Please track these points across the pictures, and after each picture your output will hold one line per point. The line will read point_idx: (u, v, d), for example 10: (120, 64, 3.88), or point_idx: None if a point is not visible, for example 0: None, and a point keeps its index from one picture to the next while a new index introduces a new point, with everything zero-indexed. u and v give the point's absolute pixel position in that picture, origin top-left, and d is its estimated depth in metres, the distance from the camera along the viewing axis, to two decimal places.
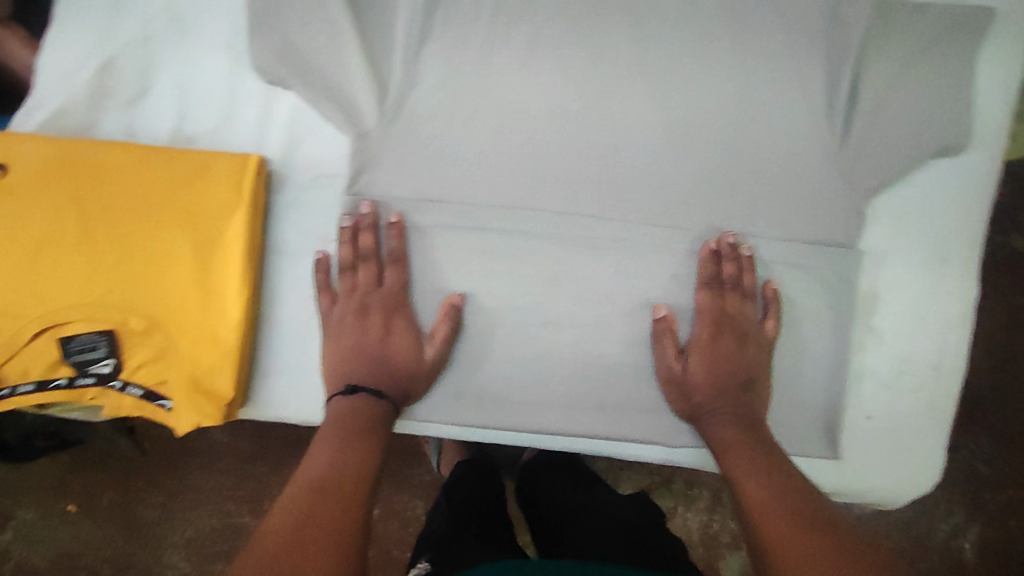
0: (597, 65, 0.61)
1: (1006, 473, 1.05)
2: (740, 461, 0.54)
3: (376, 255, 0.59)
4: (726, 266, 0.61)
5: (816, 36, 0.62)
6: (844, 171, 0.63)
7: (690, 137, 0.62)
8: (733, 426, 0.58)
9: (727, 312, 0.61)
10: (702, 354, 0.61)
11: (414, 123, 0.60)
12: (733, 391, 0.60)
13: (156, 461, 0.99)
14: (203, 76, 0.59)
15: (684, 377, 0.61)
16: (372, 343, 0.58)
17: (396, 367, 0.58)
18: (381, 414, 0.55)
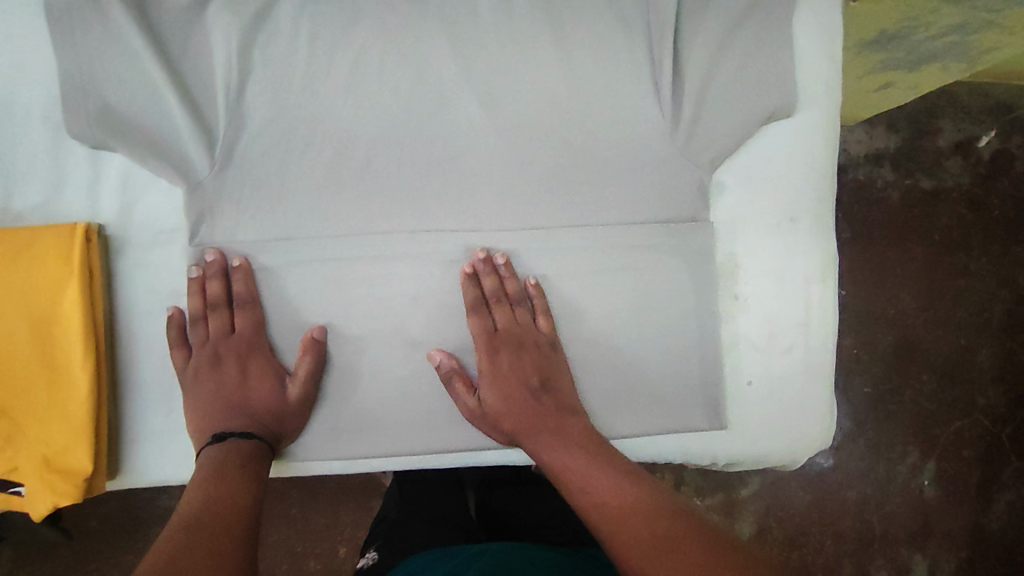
0: (422, 81, 0.61)
1: (950, 409, 1.10)
2: (544, 451, 0.58)
3: (224, 303, 0.59)
4: (484, 282, 0.61)
5: (633, 20, 0.63)
6: (683, 148, 0.63)
7: (526, 138, 0.63)
8: (558, 441, 0.59)
9: (501, 327, 0.62)
10: (489, 382, 0.61)
11: (249, 165, 0.60)
12: (528, 403, 0.61)
13: (103, 540, 0.98)
14: (23, 150, 0.59)
15: (483, 411, 0.61)
16: (233, 390, 0.59)
17: (260, 410, 0.59)
18: (255, 454, 0.56)
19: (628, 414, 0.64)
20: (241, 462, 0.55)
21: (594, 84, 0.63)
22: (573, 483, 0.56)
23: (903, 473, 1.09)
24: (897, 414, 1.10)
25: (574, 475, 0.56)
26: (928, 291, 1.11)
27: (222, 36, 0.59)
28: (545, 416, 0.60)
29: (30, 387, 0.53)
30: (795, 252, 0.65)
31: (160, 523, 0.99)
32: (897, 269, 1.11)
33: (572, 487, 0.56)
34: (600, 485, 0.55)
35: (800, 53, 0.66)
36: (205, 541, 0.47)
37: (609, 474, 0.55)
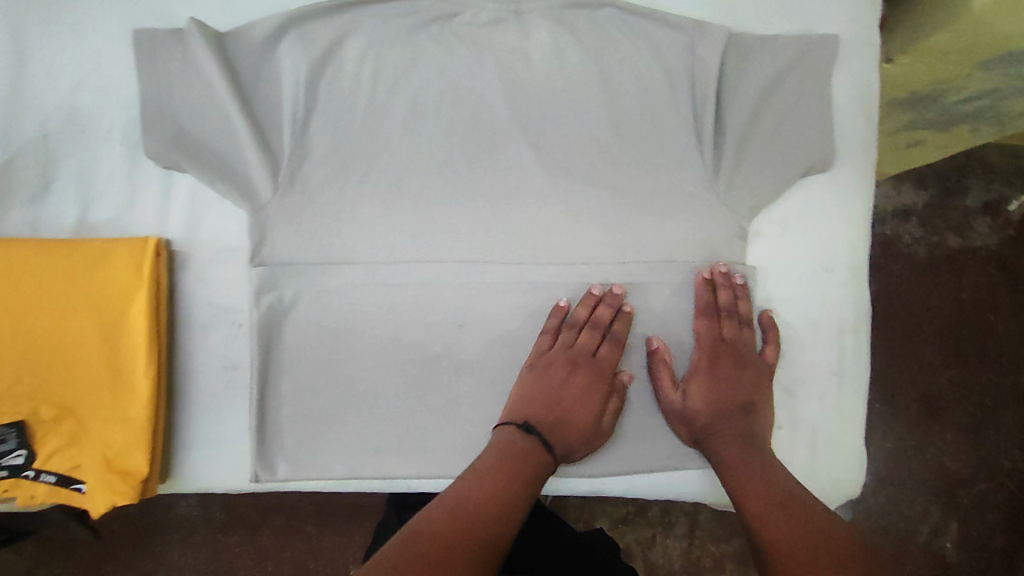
0: (477, 121, 0.65)
1: (976, 469, 1.09)
2: (739, 479, 0.58)
3: (602, 326, 0.64)
4: (722, 292, 0.65)
5: (677, 74, 0.66)
6: (721, 196, 0.66)
7: (572, 178, 0.66)
8: (740, 447, 0.61)
9: (727, 338, 0.65)
10: (699, 381, 0.64)
11: (310, 191, 0.63)
12: (732, 414, 0.63)
13: (120, 545, 1.01)
14: (101, 167, 0.63)
15: (684, 405, 0.64)
16: (568, 399, 0.63)
17: (568, 432, 0.62)
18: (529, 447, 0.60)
19: (660, 451, 0.66)
20: (522, 457, 0.59)
21: (639, 132, 0.66)
22: (745, 488, 0.58)
23: (925, 533, 1.08)
24: (919, 472, 1.09)
25: (738, 474, 0.59)
26: (955, 348, 1.11)
27: (291, 71, 0.64)
28: (726, 425, 0.62)
29: (95, 391, 0.56)
30: (835, 302, 0.67)
31: (176, 531, 1.01)
32: (924, 326, 1.11)
33: (733, 475, 0.59)
34: (751, 483, 0.58)
35: (837, 111, 0.69)
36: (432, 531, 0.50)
37: (761, 469, 0.58)
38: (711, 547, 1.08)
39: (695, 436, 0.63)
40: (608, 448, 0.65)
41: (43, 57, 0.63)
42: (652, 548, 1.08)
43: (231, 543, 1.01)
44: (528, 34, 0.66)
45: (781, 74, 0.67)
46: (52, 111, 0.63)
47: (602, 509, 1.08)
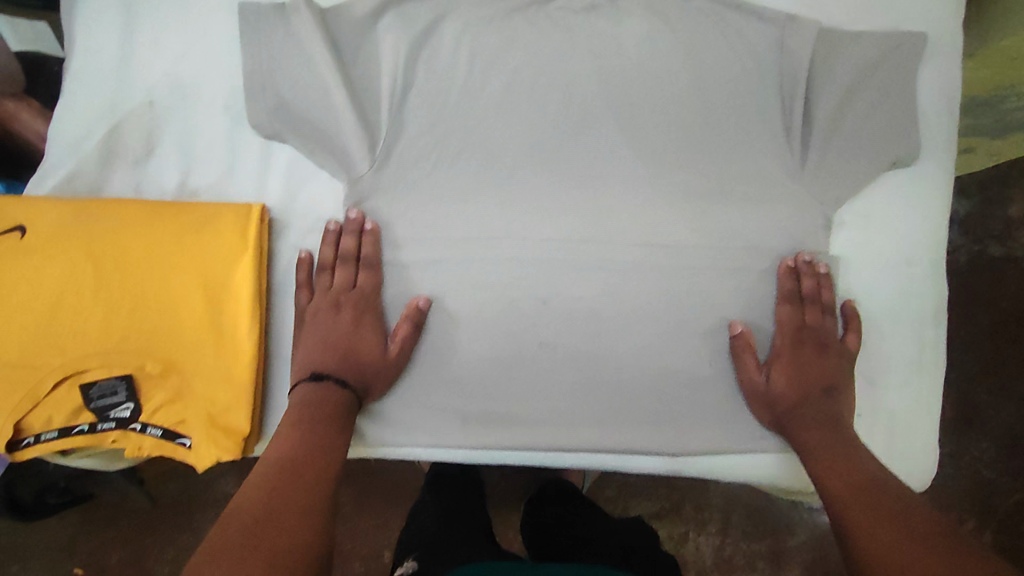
0: (568, 104, 0.67)
1: (1015, 480, 1.08)
2: (821, 463, 0.58)
3: (353, 257, 0.63)
4: (805, 281, 0.66)
5: (766, 66, 0.67)
6: (806, 185, 0.67)
7: (659, 163, 0.67)
8: (829, 433, 0.61)
9: (810, 324, 0.66)
10: (782, 365, 0.65)
11: (404, 166, 0.65)
12: (818, 399, 0.63)
13: (166, 515, 1.02)
14: (204, 134, 0.64)
15: (768, 390, 0.64)
16: (343, 334, 0.62)
17: (362, 362, 0.62)
18: (336, 399, 0.59)
19: (735, 434, 0.67)
20: (312, 411, 0.58)
21: (726, 120, 0.67)
22: (829, 472, 0.57)
23: None
24: (954, 479, 1.10)
25: (824, 458, 0.59)
26: (996, 358, 1.11)
27: (389, 48, 0.65)
28: (803, 413, 0.63)
29: (199, 348, 0.57)
30: (911, 296, 0.68)
31: (215, 507, 1.02)
32: (968, 333, 1.12)
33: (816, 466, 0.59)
34: (828, 470, 0.57)
35: (921, 108, 0.70)
36: (249, 505, 0.49)
37: (833, 457, 0.58)
38: (743, 544, 1.08)
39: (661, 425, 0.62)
40: (687, 429, 0.66)
41: (152, 25, 0.65)
42: (684, 544, 1.08)
43: None
44: (622, 21, 0.67)
45: (870, 67, 0.68)
46: (157, 78, 0.64)
47: (636, 502, 1.10)
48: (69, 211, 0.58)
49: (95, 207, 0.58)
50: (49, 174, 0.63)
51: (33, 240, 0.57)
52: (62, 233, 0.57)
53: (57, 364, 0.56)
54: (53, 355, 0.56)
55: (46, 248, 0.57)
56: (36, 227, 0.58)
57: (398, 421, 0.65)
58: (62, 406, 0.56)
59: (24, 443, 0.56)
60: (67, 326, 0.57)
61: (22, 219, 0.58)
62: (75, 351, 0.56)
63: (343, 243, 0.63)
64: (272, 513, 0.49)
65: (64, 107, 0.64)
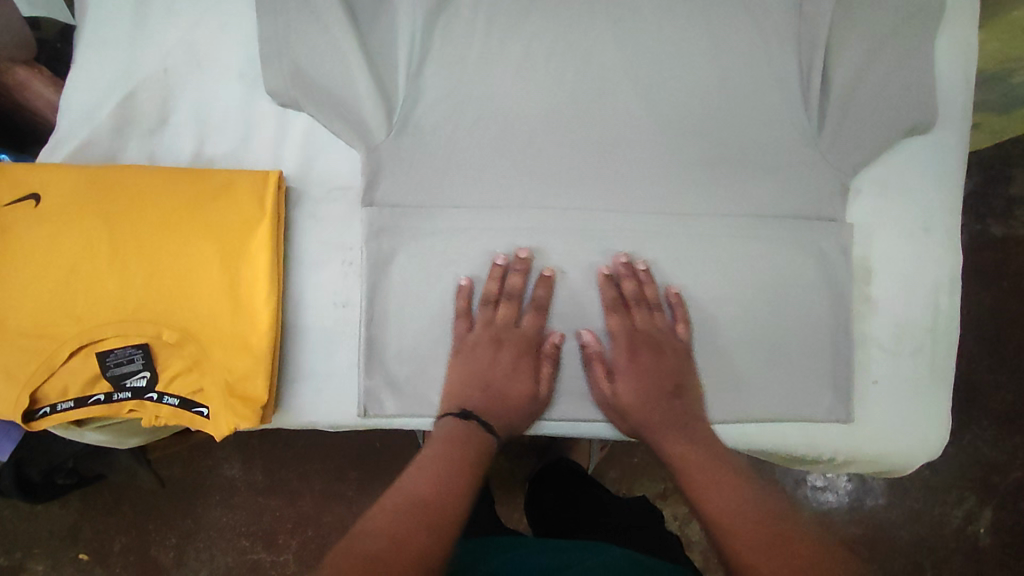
0: (586, 71, 0.66)
1: (1012, 456, 1.09)
2: (705, 483, 0.56)
3: (520, 296, 0.64)
4: (625, 284, 0.64)
5: (786, 31, 0.67)
6: (824, 152, 0.66)
7: (677, 131, 0.66)
8: (683, 437, 0.61)
9: (640, 328, 0.65)
10: (626, 376, 0.64)
11: (419, 135, 0.64)
12: (665, 402, 0.63)
13: (171, 498, 1.02)
14: (218, 102, 0.63)
15: (616, 400, 0.64)
16: (499, 373, 0.62)
17: (508, 403, 0.62)
18: (475, 435, 0.57)
19: (754, 403, 0.66)
20: (457, 449, 0.55)
21: (744, 88, 0.67)
22: (713, 491, 0.55)
23: (958, 518, 1.08)
24: (955, 456, 1.10)
25: (704, 479, 0.57)
26: (998, 338, 1.11)
27: (405, 16, 0.64)
28: (690, 449, 0.60)
29: (216, 317, 0.56)
30: (927, 264, 0.68)
31: (219, 492, 1.02)
32: (971, 312, 1.12)
33: (708, 491, 0.55)
34: (722, 500, 0.54)
35: (939, 75, 0.69)
36: (363, 528, 0.45)
37: (745, 489, 0.55)
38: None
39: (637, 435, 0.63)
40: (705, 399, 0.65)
41: None
42: (688, 524, 1.09)
43: (272, 506, 1.01)
44: None
45: (891, 33, 0.67)
46: (171, 45, 0.63)
47: (642, 484, 1.10)
48: (83, 179, 0.57)
49: (109, 176, 0.58)
50: (62, 141, 0.62)
51: (47, 208, 0.57)
52: (76, 200, 0.57)
53: (72, 333, 0.56)
54: (69, 324, 0.56)
55: (60, 216, 0.57)
56: (50, 195, 0.57)
57: None
58: (77, 376, 0.56)
59: (40, 414, 0.56)
60: (82, 295, 0.56)
61: (35, 187, 0.57)
62: (91, 320, 0.56)
63: (510, 281, 0.64)
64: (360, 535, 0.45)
65: (77, 74, 0.63)
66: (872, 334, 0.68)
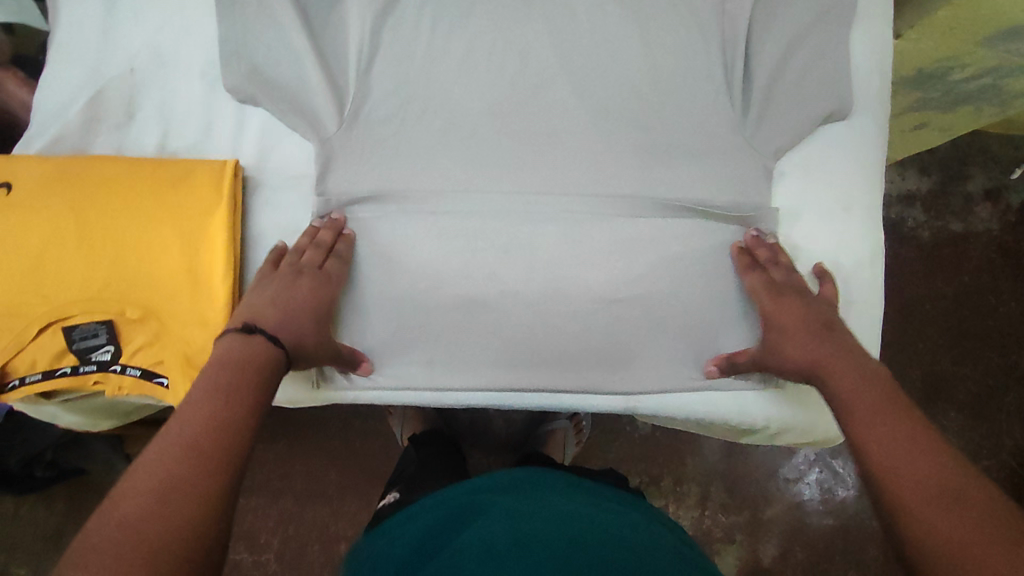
0: (525, 68, 0.71)
1: (978, 446, 1.13)
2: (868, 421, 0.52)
3: (326, 247, 0.65)
4: (760, 250, 0.68)
5: (709, 28, 0.72)
6: (747, 137, 0.71)
7: (612, 122, 0.71)
8: (848, 367, 0.58)
9: (780, 279, 0.66)
10: (774, 317, 0.65)
11: (370, 127, 0.69)
12: (821, 334, 0.62)
13: None
14: (181, 100, 0.68)
15: (772, 347, 0.64)
16: (300, 301, 0.61)
17: (304, 334, 0.60)
18: (269, 356, 0.55)
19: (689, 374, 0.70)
20: (245, 371, 0.53)
21: (673, 81, 0.72)
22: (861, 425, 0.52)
23: None
24: None
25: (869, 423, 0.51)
26: (960, 331, 1.16)
27: (357, 18, 0.69)
28: (853, 397, 0.55)
29: (176, 295, 0.61)
30: (849, 241, 0.72)
31: None
32: (924, 303, 1.17)
33: (887, 455, 0.48)
34: (907, 461, 0.47)
35: (855, 66, 0.74)
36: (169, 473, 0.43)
37: (916, 449, 0.47)
38: (720, 517, 1.12)
39: (811, 375, 0.60)
40: (641, 369, 0.70)
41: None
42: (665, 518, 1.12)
43: None
44: None
45: (806, 28, 0.73)
46: (137, 48, 0.68)
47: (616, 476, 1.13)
48: (51, 169, 0.62)
49: (78, 166, 0.62)
50: (33, 138, 0.66)
51: (16, 195, 0.61)
52: (43, 188, 0.61)
53: (40, 312, 0.60)
54: (37, 303, 0.60)
55: (27, 202, 0.61)
56: (18, 184, 0.61)
57: (369, 364, 0.69)
58: (44, 350, 0.60)
59: (10, 385, 0.60)
60: (49, 276, 0.60)
61: (5, 177, 0.61)
62: (58, 299, 0.60)
63: (320, 235, 0.65)
64: (163, 480, 0.43)
65: (47, 75, 0.67)
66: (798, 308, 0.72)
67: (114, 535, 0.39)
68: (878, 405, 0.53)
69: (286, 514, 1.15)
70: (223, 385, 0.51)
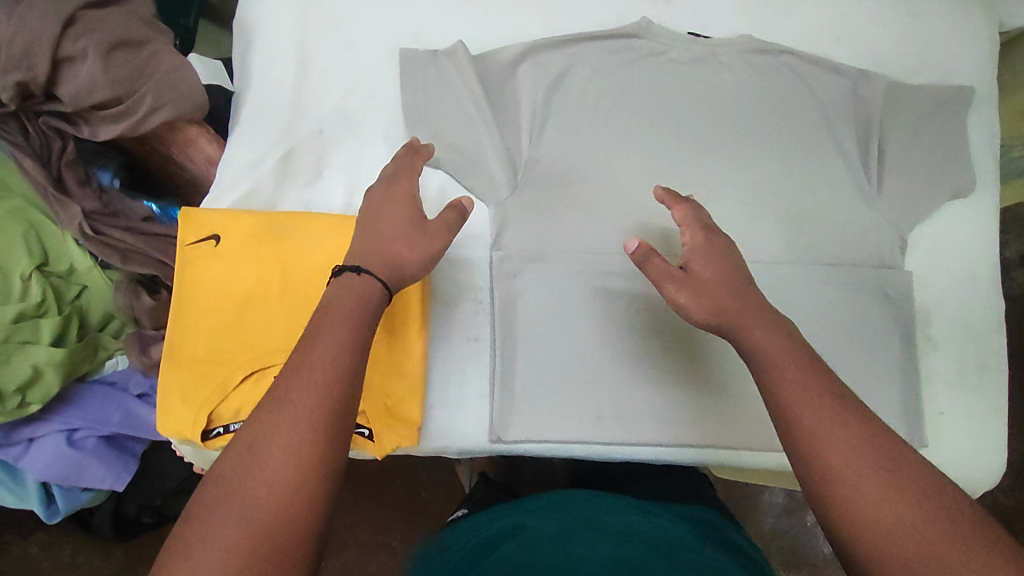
0: (678, 141, 0.77)
1: None
2: (795, 383, 0.51)
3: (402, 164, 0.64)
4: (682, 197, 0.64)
5: (844, 111, 0.79)
6: (881, 210, 0.77)
7: (759, 193, 0.77)
8: (774, 329, 0.55)
9: (707, 223, 0.61)
10: (699, 258, 0.59)
11: (539, 190, 0.73)
12: (743, 286, 0.58)
13: None
14: (366, 159, 0.72)
15: (693, 280, 0.58)
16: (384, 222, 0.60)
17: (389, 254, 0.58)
18: (373, 298, 0.55)
19: None
20: (336, 322, 0.52)
21: (811, 156, 0.78)
22: (789, 383, 0.52)
23: None
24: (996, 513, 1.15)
25: (790, 378, 0.52)
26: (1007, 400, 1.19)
27: (529, 90, 0.75)
28: (776, 366, 0.53)
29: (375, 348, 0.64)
30: (976, 309, 0.78)
31: None
32: None
33: (825, 439, 0.49)
34: (837, 439, 0.48)
35: (974, 148, 0.81)
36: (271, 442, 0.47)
37: (863, 431, 0.49)
38: None
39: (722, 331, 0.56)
40: None
41: (321, 64, 0.73)
42: None
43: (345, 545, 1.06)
44: (722, 73, 0.78)
45: (931, 113, 0.79)
46: (327, 110, 0.72)
47: None
48: (255, 221, 0.64)
49: (281, 221, 0.65)
50: (226, 191, 0.69)
51: (224, 247, 0.64)
52: (250, 240, 0.64)
53: (245, 359, 0.62)
54: (243, 351, 0.62)
55: (236, 254, 0.64)
56: (227, 235, 0.64)
57: (541, 416, 0.70)
58: (250, 398, 0.61)
59: (215, 433, 0.61)
60: (255, 324, 0.63)
61: (213, 229, 0.64)
62: (263, 347, 0.62)
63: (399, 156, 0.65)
64: (261, 447, 0.47)
65: (240, 132, 0.71)
66: (929, 370, 0.76)
67: (229, 505, 0.45)
68: (803, 376, 0.52)
69: (350, 568, 1.12)
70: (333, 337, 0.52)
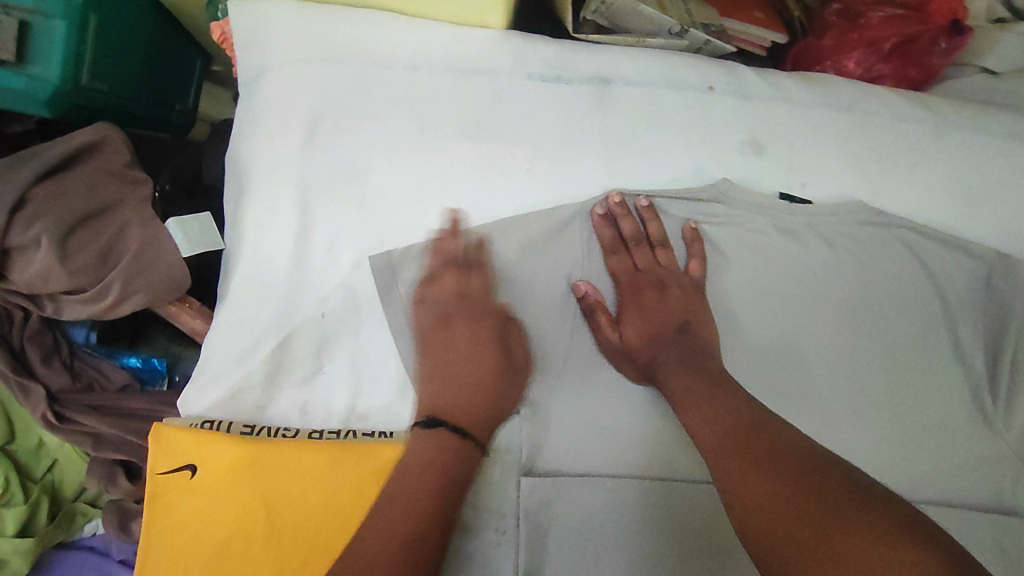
0: (763, 336, 0.61)
1: None
2: (690, 412, 0.52)
3: (456, 264, 0.59)
4: (624, 223, 0.61)
5: (968, 303, 0.63)
6: (1007, 435, 0.62)
7: (857, 404, 0.61)
8: (686, 372, 0.54)
9: (643, 266, 0.61)
10: (631, 316, 0.60)
11: (581, 394, 0.60)
12: (670, 336, 0.58)
13: None
14: (374, 356, 0.60)
15: (624, 346, 0.59)
16: (460, 359, 0.57)
17: (485, 399, 0.56)
18: (458, 440, 0.52)
19: None
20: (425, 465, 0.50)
21: (923, 358, 0.62)
22: (694, 417, 0.51)
23: None
24: None
25: (693, 403, 0.52)
26: None
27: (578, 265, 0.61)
28: (682, 402, 0.53)
29: None
30: None
31: None
32: None
33: (712, 459, 0.47)
34: (721, 449, 0.47)
35: None
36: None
37: (755, 434, 0.47)
38: None
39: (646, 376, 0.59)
40: None
41: (327, 229, 0.61)
42: None
43: None
44: (820, 247, 0.62)
45: None
46: (332, 289, 0.60)
47: None
48: (238, 452, 0.55)
49: (268, 453, 0.55)
50: (210, 390, 0.59)
51: (199, 479, 0.54)
52: (229, 475, 0.54)
53: None
54: None
55: (212, 490, 0.54)
56: (203, 466, 0.55)
57: None
58: None
59: None
60: None
61: (189, 456, 0.55)
62: None
63: (460, 255, 0.60)
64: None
65: (227, 315, 0.60)
66: None
67: None
68: (694, 392, 0.53)
69: None
70: (422, 476, 0.49)
